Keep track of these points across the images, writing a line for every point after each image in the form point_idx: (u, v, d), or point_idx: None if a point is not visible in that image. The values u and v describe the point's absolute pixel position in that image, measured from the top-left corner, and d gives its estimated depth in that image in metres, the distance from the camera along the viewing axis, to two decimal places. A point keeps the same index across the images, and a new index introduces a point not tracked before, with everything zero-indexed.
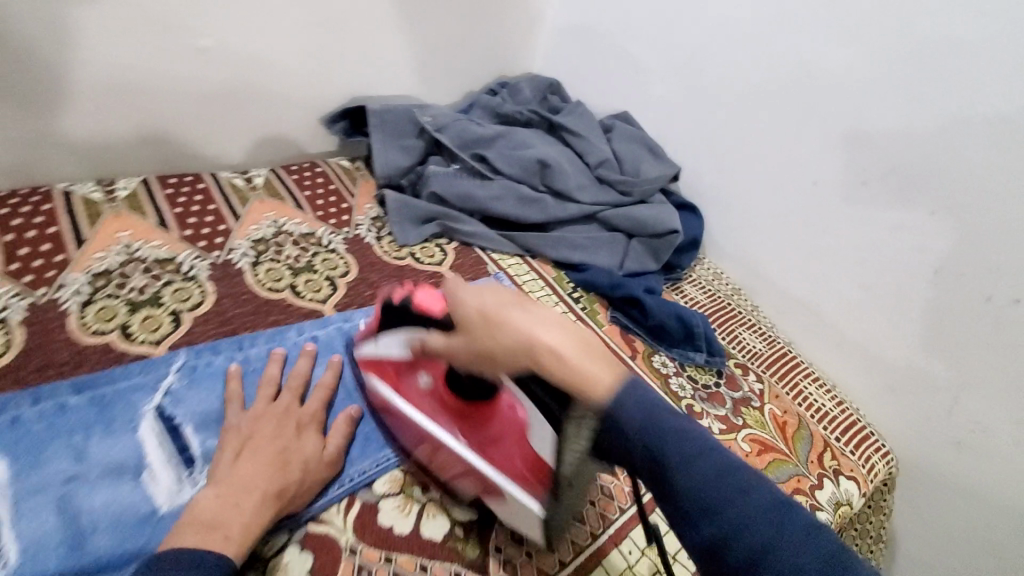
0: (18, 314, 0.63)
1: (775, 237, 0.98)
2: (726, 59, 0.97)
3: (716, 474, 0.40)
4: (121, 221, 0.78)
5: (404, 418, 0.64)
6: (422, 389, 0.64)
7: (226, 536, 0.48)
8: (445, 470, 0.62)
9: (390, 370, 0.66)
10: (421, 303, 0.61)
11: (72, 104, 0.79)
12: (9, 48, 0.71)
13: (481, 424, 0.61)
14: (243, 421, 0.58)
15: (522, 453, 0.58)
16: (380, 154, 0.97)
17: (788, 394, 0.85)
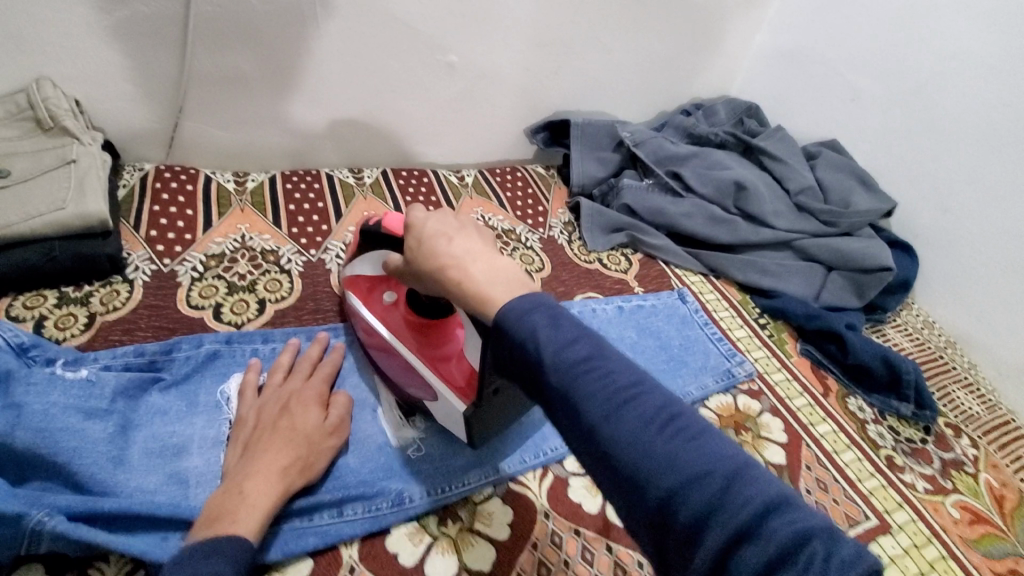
0: (297, 267, 0.79)
1: (1012, 291, 0.86)
2: (969, 92, 0.88)
3: (626, 407, 0.35)
4: (368, 203, 0.93)
5: (365, 328, 0.64)
6: (387, 305, 0.64)
7: (232, 520, 0.45)
8: (376, 359, 0.63)
9: (363, 285, 0.66)
10: (389, 226, 0.57)
11: (336, 98, 0.96)
12: (305, 50, 0.89)
13: (434, 341, 0.60)
14: (251, 411, 0.56)
15: (460, 361, 0.58)
16: (578, 164, 1.03)
17: (1010, 467, 0.74)
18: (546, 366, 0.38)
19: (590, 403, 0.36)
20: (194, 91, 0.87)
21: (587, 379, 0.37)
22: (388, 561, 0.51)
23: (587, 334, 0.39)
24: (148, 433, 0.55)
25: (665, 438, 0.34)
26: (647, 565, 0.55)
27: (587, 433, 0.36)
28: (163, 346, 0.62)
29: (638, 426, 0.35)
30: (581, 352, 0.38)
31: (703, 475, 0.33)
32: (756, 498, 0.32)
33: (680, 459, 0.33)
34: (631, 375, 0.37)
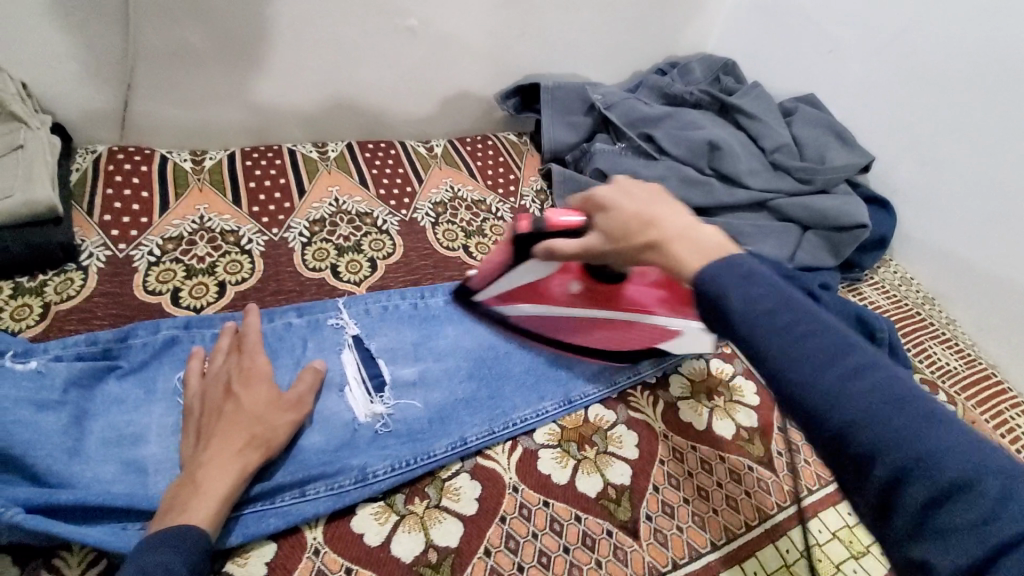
0: (259, 248, 0.77)
1: (987, 244, 0.84)
2: (947, 38, 0.85)
3: (821, 348, 0.37)
4: (332, 177, 0.90)
5: (529, 318, 0.71)
6: (570, 294, 0.70)
7: (186, 511, 0.45)
8: (560, 334, 0.71)
9: (513, 290, 0.70)
10: (559, 221, 0.61)
11: (293, 69, 0.92)
12: (254, 18, 0.85)
13: (621, 301, 0.70)
14: (197, 396, 0.54)
15: (589, 284, 0.69)
16: (549, 130, 1.00)
17: (987, 421, 0.73)
18: (763, 334, 0.38)
19: (790, 361, 0.37)
20: (143, 66, 0.83)
21: (774, 322, 0.38)
22: (352, 541, 0.51)
23: (794, 301, 0.39)
24: (106, 422, 0.54)
25: (843, 376, 0.36)
26: (616, 533, 0.55)
27: (779, 386, 0.38)
28: (118, 334, 0.60)
29: (816, 366, 0.37)
30: (769, 304, 0.39)
31: (871, 404, 0.35)
32: (929, 429, 0.33)
33: (867, 395, 0.35)
34: (818, 322, 0.38)
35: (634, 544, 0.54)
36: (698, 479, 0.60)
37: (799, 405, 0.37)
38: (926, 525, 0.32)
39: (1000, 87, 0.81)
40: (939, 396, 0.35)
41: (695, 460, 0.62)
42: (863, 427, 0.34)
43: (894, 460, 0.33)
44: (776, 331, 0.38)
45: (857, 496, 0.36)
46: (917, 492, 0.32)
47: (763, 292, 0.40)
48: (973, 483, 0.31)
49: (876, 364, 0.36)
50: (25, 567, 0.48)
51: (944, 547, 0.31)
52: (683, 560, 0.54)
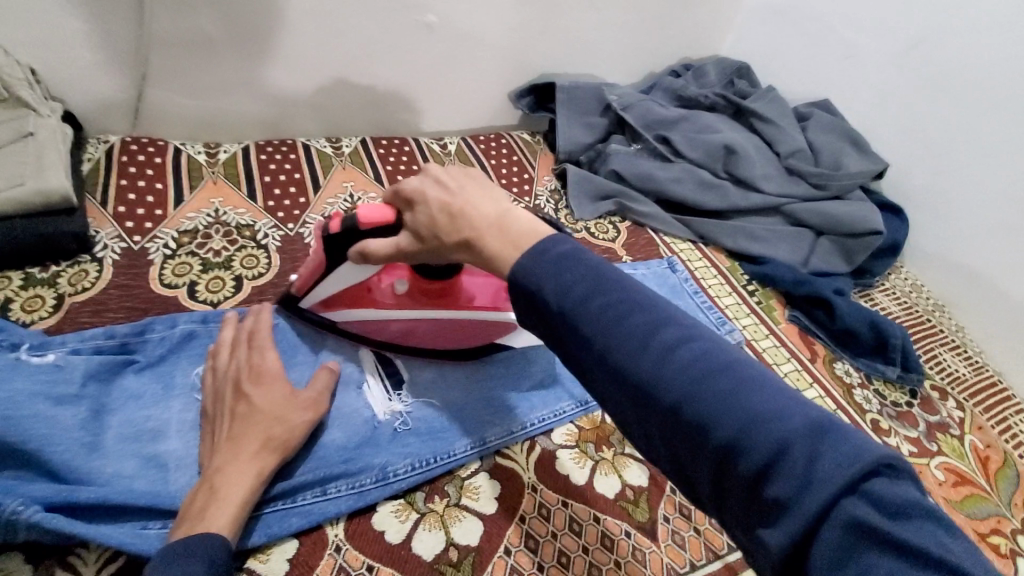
0: (275, 243, 0.77)
1: (1000, 253, 0.85)
2: (962, 46, 0.86)
3: (604, 317, 0.37)
4: (347, 173, 0.90)
5: (391, 324, 0.64)
6: (396, 294, 0.64)
7: (205, 518, 0.45)
8: (456, 339, 0.65)
9: (342, 298, 0.64)
10: (367, 218, 0.54)
11: (308, 63, 0.91)
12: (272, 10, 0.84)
13: (454, 298, 0.65)
14: (212, 394, 0.54)
15: (494, 284, 0.65)
16: (564, 130, 1.00)
17: (994, 429, 0.74)
18: (549, 297, 0.39)
19: (620, 337, 0.36)
20: (155, 56, 0.82)
21: (595, 306, 0.38)
22: (374, 539, 0.51)
23: (618, 278, 0.39)
24: (124, 417, 0.53)
25: (660, 356, 0.35)
26: (634, 534, 0.55)
27: (610, 359, 0.37)
28: (135, 328, 0.60)
29: (634, 348, 0.36)
30: (582, 290, 0.38)
31: (716, 388, 0.34)
32: (773, 413, 0.32)
33: (676, 371, 0.35)
34: (634, 301, 0.38)
35: (653, 545, 0.55)
36: None
37: (625, 377, 0.36)
38: (767, 506, 0.31)
39: (1016, 96, 0.81)
40: (737, 363, 0.35)
41: None
42: (719, 416, 0.33)
43: (757, 445, 0.31)
44: (601, 316, 0.37)
45: (699, 475, 0.34)
46: (767, 473, 0.31)
47: (583, 274, 0.39)
48: (832, 471, 0.30)
49: (688, 338, 0.36)
50: (39, 564, 0.46)
51: (775, 523, 0.30)
52: (701, 561, 0.55)
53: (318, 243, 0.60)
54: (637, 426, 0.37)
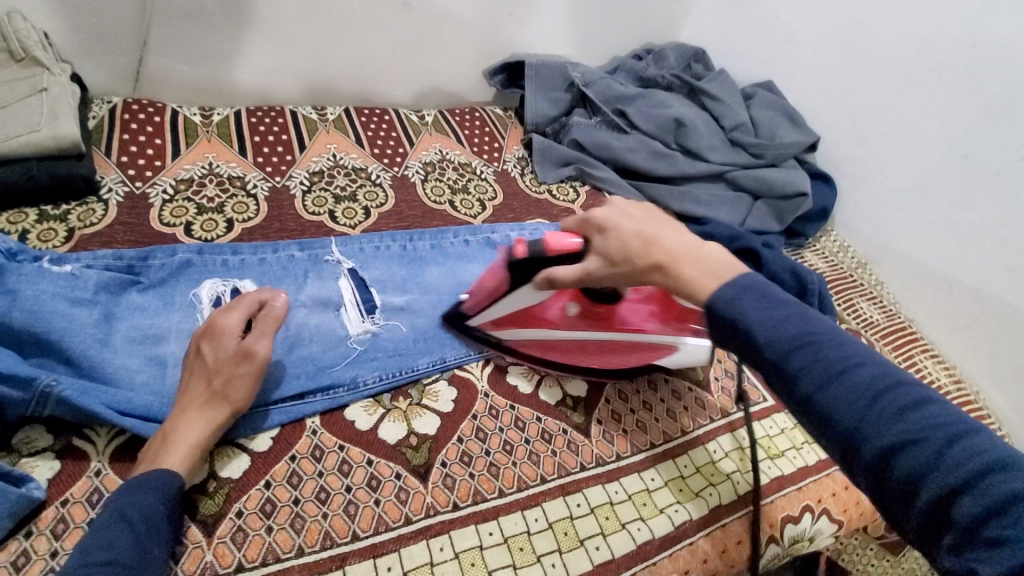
0: (264, 192, 0.85)
1: (912, 216, 0.95)
2: (883, 31, 0.96)
3: (812, 361, 0.41)
4: (331, 136, 0.98)
5: (553, 344, 0.69)
6: (570, 316, 0.69)
7: (160, 457, 0.50)
8: (596, 356, 0.69)
9: (539, 322, 0.69)
10: (553, 243, 0.60)
11: (296, 34, 1.00)
12: None
13: (623, 322, 0.69)
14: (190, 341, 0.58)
15: (649, 310, 0.69)
16: (531, 103, 1.09)
17: (900, 362, 0.85)
18: (747, 327, 0.44)
19: (794, 357, 0.42)
20: (158, 25, 0.90)
21: (797, 350, 0.42)
22: (345, 426, 0.60)
23: (790, 304, 0.44)
24: (130, 324, 0.62)
25: (889, 408, 0.38)
26: (570, 431, 0.65)
27: (774, 372, 0.43)
28: (140, 254, 0.69)
29: (852, 393, 0.39)
30: (792, 335, 0.42)
31: (905, 412, 0.38)
32: (1009, 468, 0.34)
33: (833, 387, 0.40)
34: (857, 355, 0.41)
35: (586, 440, 0.64)
36: (643, 395, 0.71)
37: (793, 390, 0.42)
38: (971, 538, 0.34)
39: (926, 74, 0.91)
40: (921, 391, 0.39)
41: (642, 379, 0.72)
42: (944, 461, 0.35)
43: (911, 450, 0.36)
44: (807, 356, 0.41)
45: (861, 475, 0.39)
46: (919, 476, 0.36)
47: (800, 330, 0.43)
48: (987, 488, 0.34)
49: (903, 386, 0.39)
50: (58, 435, 0.54)
51: (991, 556, 0.33)
52: (626, 454, 0.64)
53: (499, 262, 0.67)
54: (819, 438, 0.42)
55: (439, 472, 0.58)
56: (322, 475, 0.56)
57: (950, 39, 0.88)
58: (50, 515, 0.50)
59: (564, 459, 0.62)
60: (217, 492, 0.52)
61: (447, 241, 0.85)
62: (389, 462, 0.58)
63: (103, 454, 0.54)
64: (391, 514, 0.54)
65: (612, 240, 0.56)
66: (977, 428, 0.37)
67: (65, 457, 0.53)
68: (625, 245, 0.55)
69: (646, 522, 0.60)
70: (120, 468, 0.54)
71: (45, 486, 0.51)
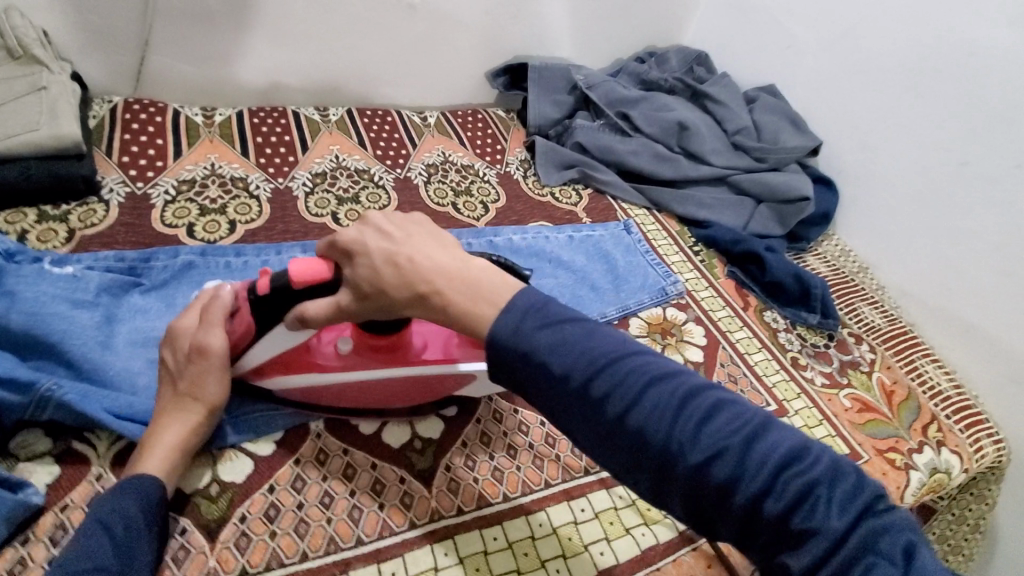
0: (266, 194, 0.85)
1: (914, 220, 0.95)
2: (886, 36, 0.96)
3: (631, 387, 0.41)
4: (334, 137, 0.98)
5: (338, 388, 0.58)
6: (340, 353, 0.57)
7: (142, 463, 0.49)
8: (386, 399, 0.60)
9: (295, 361, 0.57)
10: (299, 272, 0.51)
11: (296, 33, 0.99)
12: None
13: (402, 355, 0.58)
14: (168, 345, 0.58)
15: (443, 336, 0.59)
16: (534, 106, 1.09)
17: (901, 367, 0.84)
18: (543, 359, 0.42)
19: (597, 380, 0.42)
20: (159, 25, 0.90)
21: (607, 378, 0.41)
22: (349, 429, 0.60)
23: (552, 320, 0.44)
24: (132, 326, 0.62)
25: (695, 424, 0.39)
26: (575, 436, 0.64)
27: (575, 398, 0.42)
28: (142, 255, 0.68)
29: (669, 418, 0.40)
30: (585, 363, 0.42)
31: (705, 425, 0.39)
32: (794, 466, 0.38)
33: (640, 405, 0.40)
34: (642, 371, 0.42)
35: None
36: None
37: (602, 416, 0.41)
38: (782, 529, 0.37)
39: (929, 80, 0.91)
40: (711, 395, 0.41)
41: None
42: (750, 473, 0.38)
43: (717, 458, 0.38)
44: (616, 385, 0.41)
45: (673, 495, 0.40)
46: (733, 481, 0.38)
47: (586, 357, 0.42)
48: (787, 482, 0.37)
49: (700, 390, 0.41)
50: (58, 439, 0.54)
51: (797, 547, 0.37)
52: None
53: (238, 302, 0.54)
54: (624, 464, 0.42)
55: (443, 477, 0.58)
56: (326, 480, 0.55)
57: (952, 46, 0.88)
58: (48, 520, 0.49)
59: (569, 463, 0.62)
60: (221, 497, 0.52)
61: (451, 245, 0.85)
62: (394, 466, 0.58)
63: (103, 459, 0.54)
64: (395, 519, 0.54)
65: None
66: (769, 419, 0.40)
67: (65, 461, 0.53)
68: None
69: (649, 527, 0.59)
70: (120, 473, 0.53)
71: (44, 490, 0.50)
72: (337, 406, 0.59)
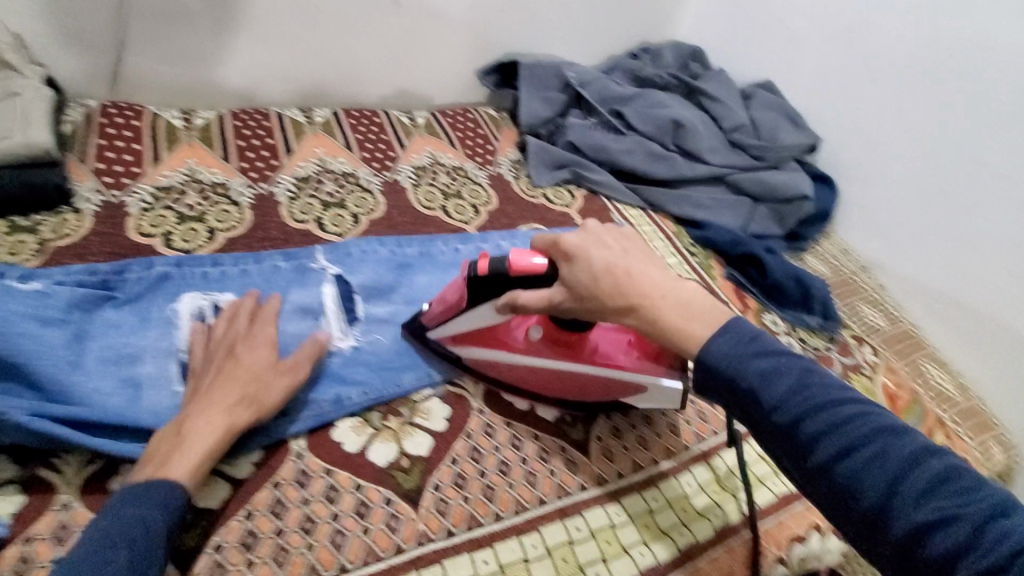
0: (247, 200, 0.82)
1: (915, 217, 0.93)
2: (885, 29, 0.94)
3: (817, 416, 0.44)
4: (318, 140, 0.95)
5: (520, 370, 0.63)
6: (532, 339, 0.63)
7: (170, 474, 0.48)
8: (585, 394, 0.64)
9: (478, 335, 0.64)
10: (520, 265, 0.57)
11: (276, 31, 0.96)
12: None
13: (586, 352, 0.62)
14: (213, 343, 0.58)
15: (628, 342, 0.63)
16: (526, 105, 1.06)
17: (906, 370, 0.81)
18: (748, 382, 0.47)
19: (787, 403, 0.45)
20: (136, 26, 0.87)
21: (790, 400, 0.45)
22: (332, 448, 0.57)
23: (768, 350, 0.47)
24: (103, 343, 0.59)
25: (878, 461, 0.41)
26: (569, 450, 0.62)
27: (775, 425, 0.45)
28: (115, 267, 0.65)
29: (843, 447, 0.42)
30: (786, 389, 0.45)
31: (899, 469, 0.40)
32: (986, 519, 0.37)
33: (828, 432, 0.43)
34: (845, 407, 0.44)
35: (586, 459, 0.62)
36: (644, 408, 0.68)
37: (795, 443, 0.44)
38: None
39: (931, 73, 0.89)
40: (925, 446, 0.41)
41: None
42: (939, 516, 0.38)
43: (880, 483, 0.40)
44: (801, 412, 0.44)
45: (850, 524, 0.43)
46: (902, 517, 0.39)
47: (782, 382, 0.46)
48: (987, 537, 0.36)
49: (897, 435, 0.42)
50: (24, 465, 0.51)
51: None
52: (627, 473, 0.62)
53: (457, 276, 0.61)
54: (814, 491, 0.44)
55: (432, 496, 0.55)
56: (308, 503, 0.53)
57: (952, 39, 0.87)
58: (11, 554, 0.47)
59: (563, 479, 0.60)
60: (195, 526, 0.49)
61: (436, 249, 0.82)
62: (379, 486, 0.55)
63: (72, 485, 0.51)
64: (380, 544, 0.52)
65: (581, 271, 0.55)
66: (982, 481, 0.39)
67: (30, 490, 0.50)
68: (593, 279, 0.54)
69: (648, 547, 0.57)
70: (90, 502, 0.51)
71: (9, 521, 0.48)
72: (495, 380, 0.65)
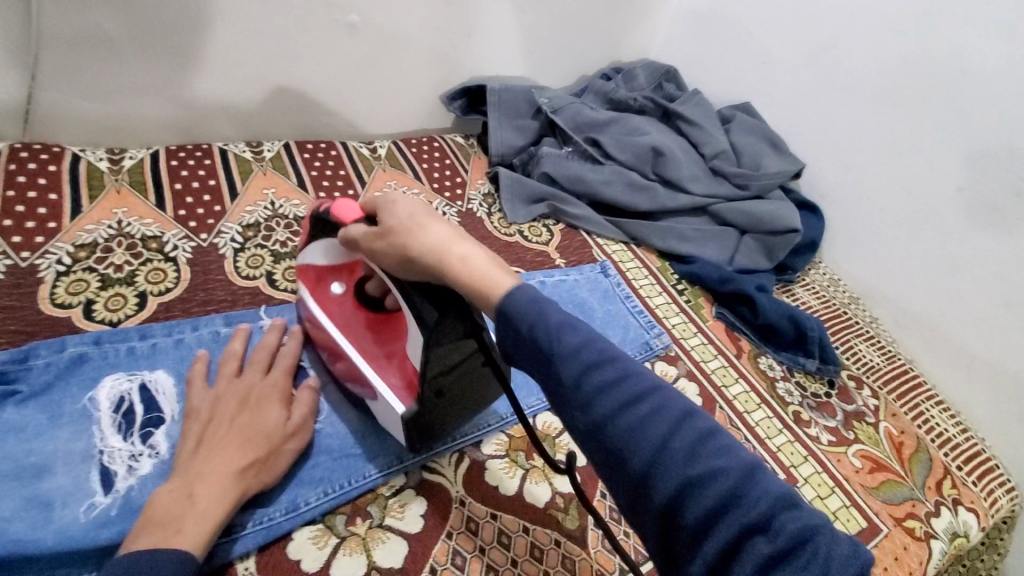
0: (185, 255, 0.72)
1: (903, 247, 0.90)
2: (866, 51, 0.90)
3: (628, 400, 0.37)
4: (268, 179, 0.85)
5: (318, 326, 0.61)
6: (337, 298, 0.61)
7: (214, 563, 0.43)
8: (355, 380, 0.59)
9: (312, 276, 0.63)
10: (339, 212, 0.55)
11: (209, 57, 0.84)
12: (184, 10, 0.78)
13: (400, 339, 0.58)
14: (204, 402, 0.53)
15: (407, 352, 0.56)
16: (496, 134, 0.99)
17: (907, 414, 0.78)
18: (548, 350, 0.39)
19: (604, 390, 0.37)
20: (46, 55, 0.73)
21: (608, 387, 0.37)
22: (290, 568, 0.49)
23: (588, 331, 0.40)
24: (1, 454, 0.49)
25: (686, 450, 0.35)
26: (564, 542, 0.56)
27: (580, 411, 0.38)
28: (15, 355, 0.55)
29: (654, 437, 0.36)
30: (593, 369, 0.38)
31: (706, 462, 0.35)
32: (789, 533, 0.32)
33: (627, 422, 0.36)
34: (645, 396, 0.37)
35: (582, 553, 0.56)
36: None
37: (599, 428, 0.37)
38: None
39: (915, 100, 0.86)
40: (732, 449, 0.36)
41: None
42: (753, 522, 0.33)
43: (688, 487, 0.34)
44: (606, 393, 0.37)
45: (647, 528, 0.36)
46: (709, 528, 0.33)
47: (584, 355, 0.39)
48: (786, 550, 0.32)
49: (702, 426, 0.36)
50: None
51: None
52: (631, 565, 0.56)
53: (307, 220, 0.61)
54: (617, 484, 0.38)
55: None
56: None
57: (932, 66, 0.84)
58: None
59: None
60: None
61: None
62: None
63: None
64: None
65: None
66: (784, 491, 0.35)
67: None
68: None
69: None
70: None
71: None
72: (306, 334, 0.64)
